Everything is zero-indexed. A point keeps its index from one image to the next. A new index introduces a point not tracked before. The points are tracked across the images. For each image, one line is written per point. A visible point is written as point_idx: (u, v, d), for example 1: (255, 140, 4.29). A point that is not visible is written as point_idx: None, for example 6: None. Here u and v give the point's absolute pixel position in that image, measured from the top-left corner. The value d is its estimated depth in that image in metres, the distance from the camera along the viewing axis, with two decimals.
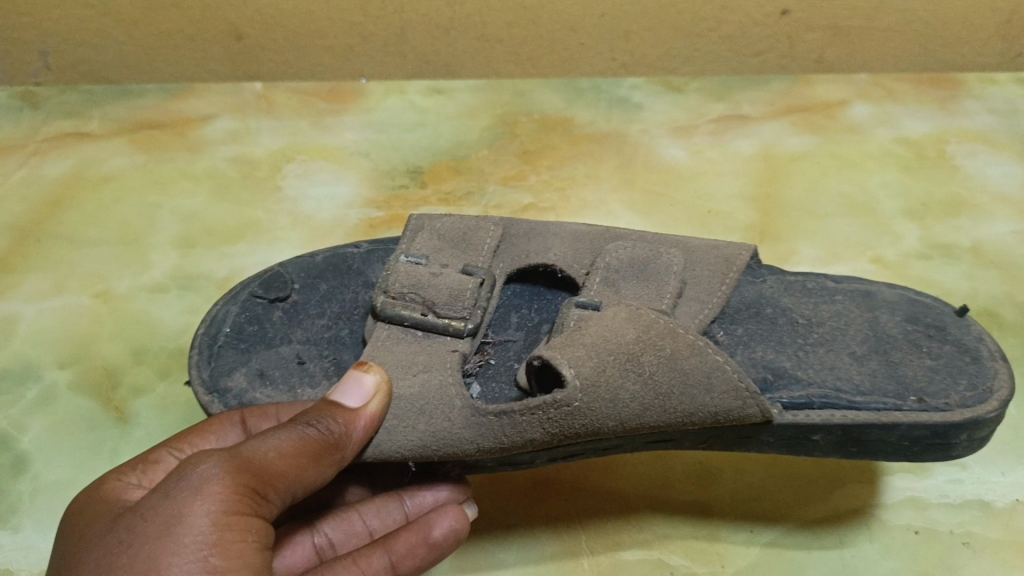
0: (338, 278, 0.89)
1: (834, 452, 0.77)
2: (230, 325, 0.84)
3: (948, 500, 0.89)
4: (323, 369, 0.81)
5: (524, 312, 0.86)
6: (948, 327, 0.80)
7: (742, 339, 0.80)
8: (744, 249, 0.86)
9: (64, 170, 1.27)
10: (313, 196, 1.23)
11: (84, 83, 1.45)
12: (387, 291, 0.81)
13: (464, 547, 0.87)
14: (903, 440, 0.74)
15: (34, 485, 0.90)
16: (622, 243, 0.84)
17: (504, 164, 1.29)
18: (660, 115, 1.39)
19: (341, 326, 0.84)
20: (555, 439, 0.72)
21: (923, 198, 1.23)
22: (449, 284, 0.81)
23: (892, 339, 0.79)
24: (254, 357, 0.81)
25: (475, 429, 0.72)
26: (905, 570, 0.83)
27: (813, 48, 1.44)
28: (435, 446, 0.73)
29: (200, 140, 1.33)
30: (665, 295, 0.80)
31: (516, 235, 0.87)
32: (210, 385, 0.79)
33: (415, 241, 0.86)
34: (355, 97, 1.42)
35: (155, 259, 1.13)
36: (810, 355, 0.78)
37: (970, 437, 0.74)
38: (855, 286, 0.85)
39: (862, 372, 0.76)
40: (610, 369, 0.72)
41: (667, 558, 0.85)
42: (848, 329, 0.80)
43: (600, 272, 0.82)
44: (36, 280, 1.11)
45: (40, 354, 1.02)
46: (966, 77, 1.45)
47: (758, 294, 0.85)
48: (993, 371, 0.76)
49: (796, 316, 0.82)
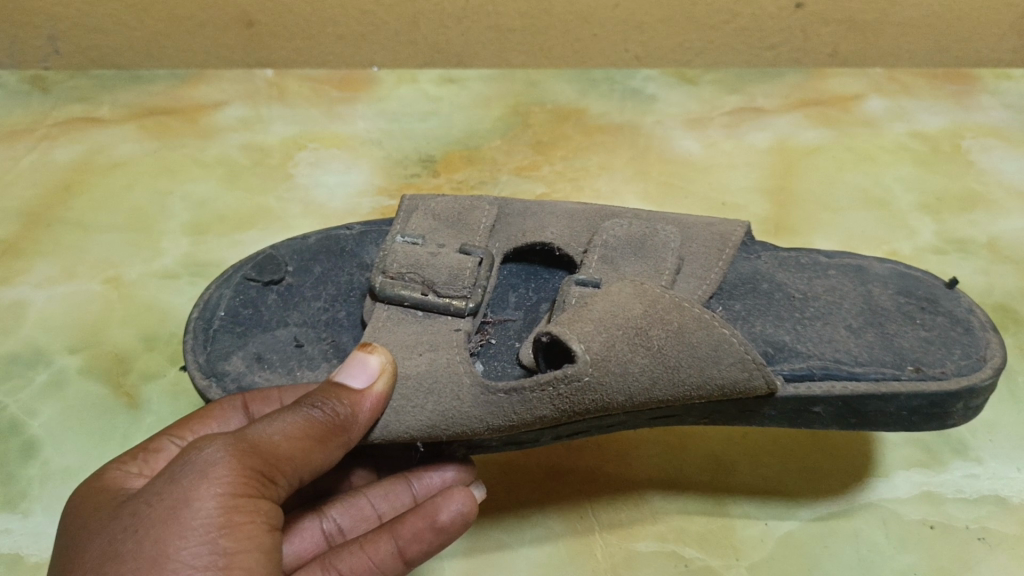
0: (332, 261, 0.88)
1: (834, 425, 0.76)
2: (225, 309, 0.83)
3: (964, 495, 0.88)
4: (322, 351, 0.80)
5: (522, 292, 0.85)
6: (939, 299, 0.80)
7: (741, 314, 0.79)
8: (738, 225, 0.85)
9: (74, 156, 1.27)
10: (325, 183, 1.22)
11: (94, 68, 1.44)
12: (385, 271, 0.81)
13: (478, 535, 0.86)
14: (902, 410, 0.74)
15: (45, 469, 0.89)
16: (618, 221, 0.84)
17: (516, 155, 1.28)
18: (673, 107, 1.38)
19: (338, 309, 0.84)
20: (562, 414, 0.71)
21: (937, 193, 1.22)
22: (448, 264, 0.81)
23: (886, 312, 0.79)
24: (251, 341, 0.81)
25: (484, 408, 0.72)
26: (922, 566, 0.83)
27: (827, 41, 1.43)
28: (444, 425, 0.72)
29: (210, 127, 1.32)
30: (664, 272, 0.79)
31: (511, 215, 0.87)
32: (207, 369, 0.78)
33: (410, 221, 0.86)
34: (366, 85, 1.41)
35: (166, 245, 1.12)
36: (808, 329, 0.77)
37: (967, 405, 0.74)
38: (846, 261, 0.85)
39: (860, 344, 0.75)
40: (619, 343, 0.71)
41: (682, 551, 0.84)
42: (843, 302, 0.80)
43: (598, 250, 0.82)
44: (46, 265, 1.10)
45: (50, 339, 1.01)
46: (981, 72, 1.44)
47: (754, 270, 0.84)
48: (985, 340, 0.76)
49: (792, 291, 0.81)
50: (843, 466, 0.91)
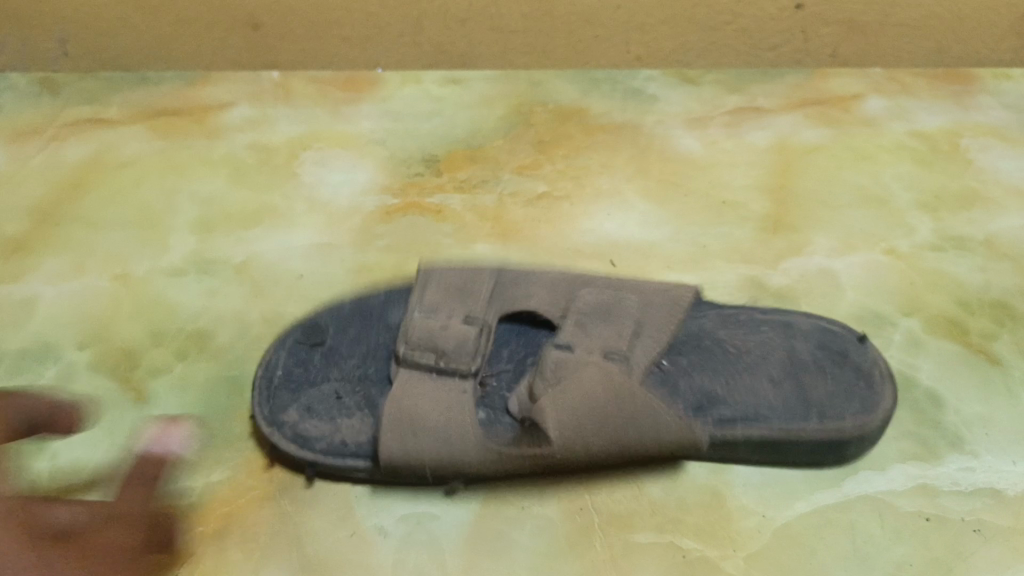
0: (363, 324, 0.96)
1: (754, 454, 0.88)
2: (281, 369, 0.92)
3: (959, 488, 0.89)
4: (357, 402, 0.89)
5: (514, 347, 0.94)
6: (850, 353, 0.91)
7: (685, 368, 0.90)
8: (689, 290, 0.95)
9: (83, 155, 1.29)
10: (330, 182, 1.24)
11: (102, 70, 1.46)
12: (406, 341, 0.90)
13: (479, 526, 0.86)
14: (805, 451, 0.86)
15: (54, 462, 0.91)
16: (591, 290, 0.93)
17: (519, 154, 1.29)
18: (674, 106, 1.39)
19: (369, 365, 0.92)
20: (528, 467, 0.83)
21: (936, 191, 1.23)
22: (456, 334, 0.90)
23: (804, 364, 0.90)
24: (302, 394, 0.89)
25: (485, 455, 0.81)
26: (915, 556, 0.84)
27: (827, 43, 1.44)
28: (452, 461, 0.82)
29: (217, 127, 1.34)
30: (624, 334, 0.89)
31: (506, 282, 0.95)
32: (270, 419, 0.88)
33: (424, 294, 0.95)
34: (371, 86, 1.44)
35: (173, 243, 1.14)
36: (738, 381, 0.89)
37: (859, 445, 0.86)
38: (777, 317, 0.95)
39: (778, 394, 0.87)
40: (587, 425, 0.81)
41: (679, 541, 0.85)
42: (769, 355, 0.91)
43: (573, 316, 0.91)
44: (55, 262, 1.12)
45: (59, 335, 1.03)
46: (980, 73, 1.46)
47: (700, 329, 0.94)
48: (882, 390, 0.87)
49: (729, 347, 0.92)
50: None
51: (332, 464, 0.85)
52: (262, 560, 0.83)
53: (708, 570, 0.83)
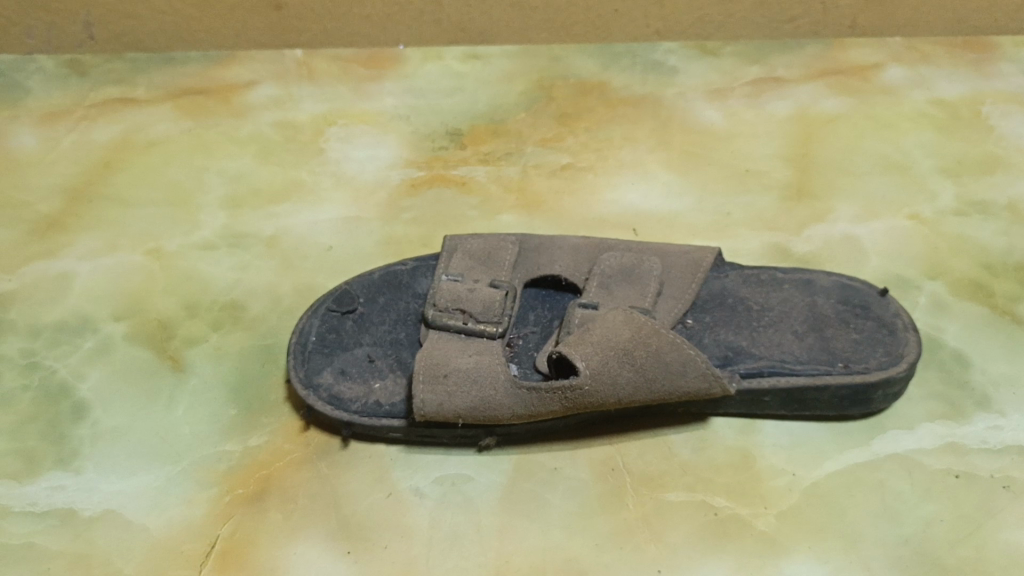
0: (393, 292, 0.97)
1: (782, 409, 0.89)
2: (314, 335, 0.93)
3: (988, 446, 0.90)
4: (390, 365, 0.91)
5: (540, 311, 0.95)
6: (871, 306, 0.92)
7: (709, 325, 0.91)
8: (709, 250, 0.96)
9: (112, 135, 1.30)
10: (355, 157, 1.25)
11: (128, 53, 1.47)
12: (435, 304, 0.92)
13: (511, 488, 0.87)
14: (833, 398, 0.87)
15: (95, 430, 0.92)
16: (614, 252, 0.95)
17: (541, 128, 1.30)
18: (695, 79, 1.40)
19: (400, 331, 0.93)
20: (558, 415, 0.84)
21: (958, 157, 1.24)
22: (482, 297, 0.91)
23: (826, 318, 0.91)
24: (337, 358, 0.91)
25: (513, 398, 0.83)
26: (944, 513, 0.85)
27: (846, 14, 1.44)
28: (482, 410, 0.83)
29: (243, 106, 1.35)
30: (648, 295, 0.91)
31: (530, 248, 0.97)
32: (305, 382, 0.89)
33: (450, 262, 0.96)
34: (393, 63, 1.45)
35: (203, 218, 1.16)
36: (762, 335, 0.90)
37: (885, 392, 0.87)
38: (798, 275, 0.96)
39: (802, 347, 0.88)
40: (611, 361, 0.82)
41: (710, 500, 0.86)
42: (792, 311, 0.92)
43: (597, 278, 0.93)
44: (89, 239, 1.13)
45: (95, 309, 1.04)
46: (1001, 41, 1.46)
47: (722, 287, 0.95)
48: (905, 340, 0.89)
49: (752, 304, 0.93)
50: (857, 419, 0.93)
51: (366, 423, 0.87)
52: (299, 522, 0.84)
53: (740, 527, 0.84)
